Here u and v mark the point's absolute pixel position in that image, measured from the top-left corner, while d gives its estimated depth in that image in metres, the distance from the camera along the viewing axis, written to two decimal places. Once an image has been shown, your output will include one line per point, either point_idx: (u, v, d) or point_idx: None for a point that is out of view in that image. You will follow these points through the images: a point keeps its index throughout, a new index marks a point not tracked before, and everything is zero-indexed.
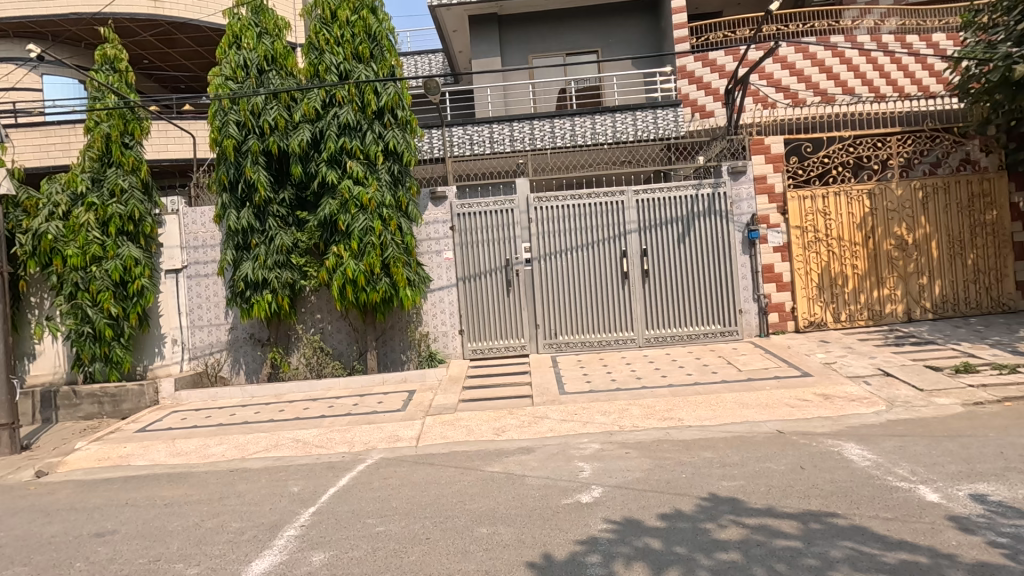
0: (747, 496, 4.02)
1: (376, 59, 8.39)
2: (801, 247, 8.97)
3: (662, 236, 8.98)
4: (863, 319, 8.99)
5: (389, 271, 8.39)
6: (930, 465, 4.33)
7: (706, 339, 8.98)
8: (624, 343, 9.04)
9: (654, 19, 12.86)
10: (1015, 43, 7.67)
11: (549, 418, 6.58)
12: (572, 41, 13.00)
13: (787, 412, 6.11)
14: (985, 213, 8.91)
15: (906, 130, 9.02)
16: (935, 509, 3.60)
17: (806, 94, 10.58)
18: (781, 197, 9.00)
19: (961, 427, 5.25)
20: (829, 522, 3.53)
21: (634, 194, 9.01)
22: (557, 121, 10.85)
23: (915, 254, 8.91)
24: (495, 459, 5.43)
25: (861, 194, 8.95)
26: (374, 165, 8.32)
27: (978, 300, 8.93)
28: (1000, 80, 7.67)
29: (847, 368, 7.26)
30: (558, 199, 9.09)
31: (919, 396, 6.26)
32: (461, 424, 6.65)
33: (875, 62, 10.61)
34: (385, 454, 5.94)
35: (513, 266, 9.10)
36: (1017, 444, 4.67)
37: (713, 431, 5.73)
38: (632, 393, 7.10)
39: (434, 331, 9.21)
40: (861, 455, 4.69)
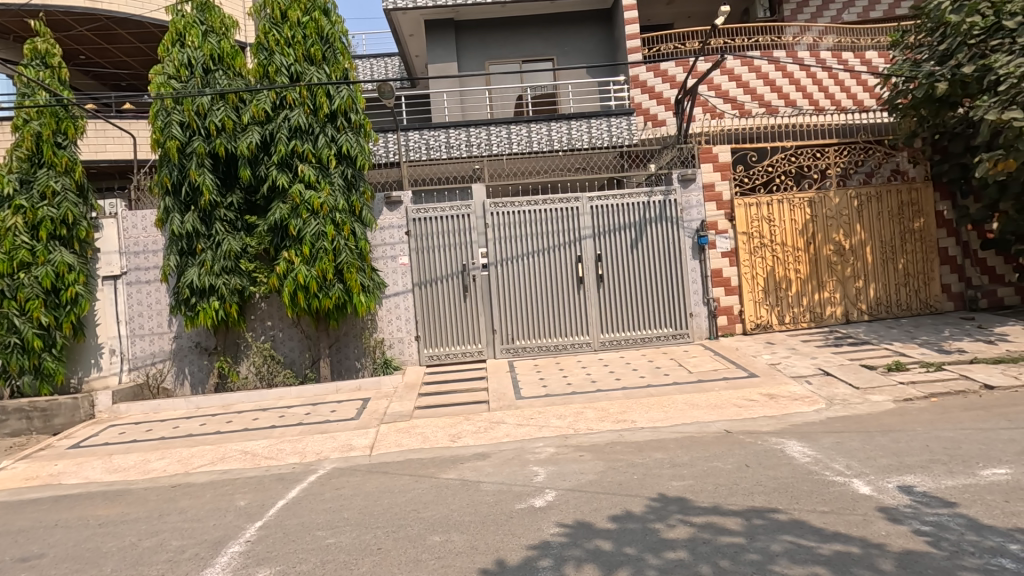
0: (695, 495, 4.14)
1: (329, 61, 8.24)
2: (748, 253, 9.32)
3: (615, 242, 9.17)
4: (805, 320, 9.41)
5: (343, 276, 8.23)
6: (864, 460, 4.57)
7: (658, 342, 9.20)
8: (580, 347, 9.16)
9: (608, 30, 13.14)
10: (937, 62, 8.22)
11: (506, 423, 6.59)
12: (528, 48, 13.14)
13: (734, 412, 6.33)
14: (913, 220, 9.49)
15: (843, 142, 9.51)
16: (867, 501, 3.80)
17: (752, 106, 11.03)
18: (729, 204, 9.33)
19: (893, 423, 5.57)
20: (770, 518, 3.67)
21: (589, 201, 9.16)
22: (514, 127, 10.94)
23: (852, 259, 9.40)
24: (450, 466, 5.39)
25: (802, 202, 9.38)
26: (327, 169, 8.16)
27: (909, 302, 9.49)
28: (925, 96, 8.20)
29: (790, 368, 7.59)
30: (514, 205, 9.15)
31: (856, 394, 6.60)
32: (416, 431, 6.59)
33: (814, 77, 11.17)
34: (338, 463, 5.82)
35: (469, 271, 9.09)
36: (942, 437, 4.97)
37: (665, 433, 5.87)
38: (587, 396, 7.20)
39: (389, 337, 9.09)
40: (802, 451, 4.90)
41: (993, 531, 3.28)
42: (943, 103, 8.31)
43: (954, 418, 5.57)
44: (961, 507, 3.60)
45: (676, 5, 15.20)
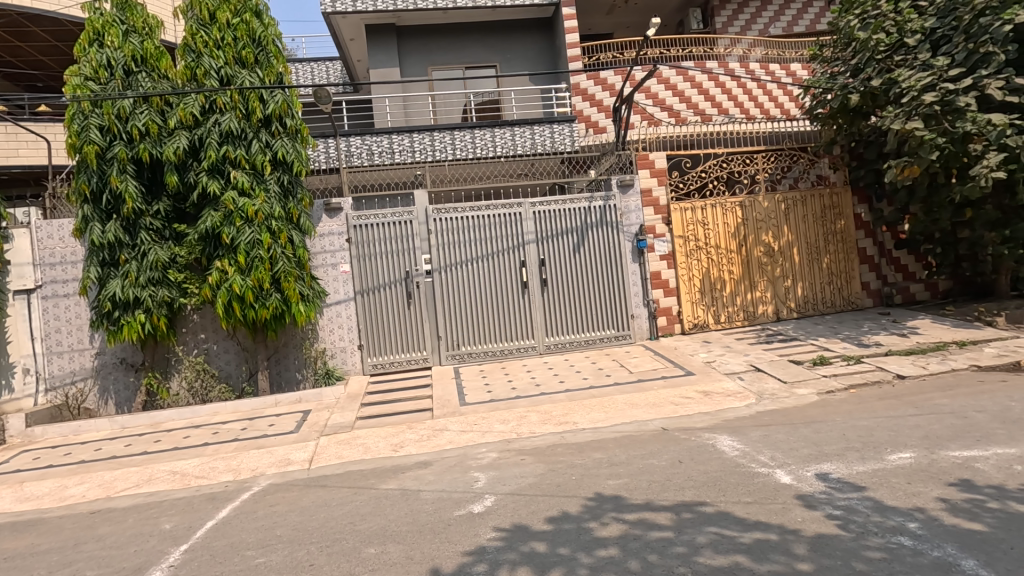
0: (629, 493, 4.25)
1: (262, 64, 7.99)
2: (684, 255, 9.66)
3: (558, 247, 9.31)
4: (739, 319, 9.83)
5: (280, 286, 7.99)
6: (787, 450, 4.82)
7: (602, 344, 9.39)
8: (526, 351, 9.23)
9: (549, 38, 13.34)
10: (851, 75, 8.80)
11: (449, 430, 6.57)
12: (470, 55, 13.20)
13: (671, 409, 6.54)
14: (835, 222, 10.10)
15: (770, 149, 10.03)
16: (787, 489, 4.01)
17: (687, 113, 11.47)
18: (666, 209, 9.66)
19: (815, 414, 5.90)
20: (698, 511, 3.81)
21: (531, 206, 9.28)
22: (457, 133, 10.91)
23: (781, 259, 9.91)
24: (391, 476, 5.32)
25: (734, 206, 9.82)
26: (261, 175, 7.91)
27: (833, 300, 10.08)
28: (840, 106, 8.77)
29: (725, 366, 7.91)
30: (458, 210, 9.15)
31: (784, 388, 6.96)
32: (358, 442, 6.46)
33: (745, 86, 11.72)
34: (274, 479, 5.63)
35: (413, 278, 9.01)
36: (857, 426, 5.30)
37: (605, 433, 5.99)
38: (531, 399, 7.27)
39: (331, 347, 8.90)
40: (731, 446, 5.11)
41: (895, 512, 3.52)
42: (857, 113, 8.87)
43: (869, 407, 5.96)
44: (869, 491, 3.85)
45: (616, 15, 15.65)
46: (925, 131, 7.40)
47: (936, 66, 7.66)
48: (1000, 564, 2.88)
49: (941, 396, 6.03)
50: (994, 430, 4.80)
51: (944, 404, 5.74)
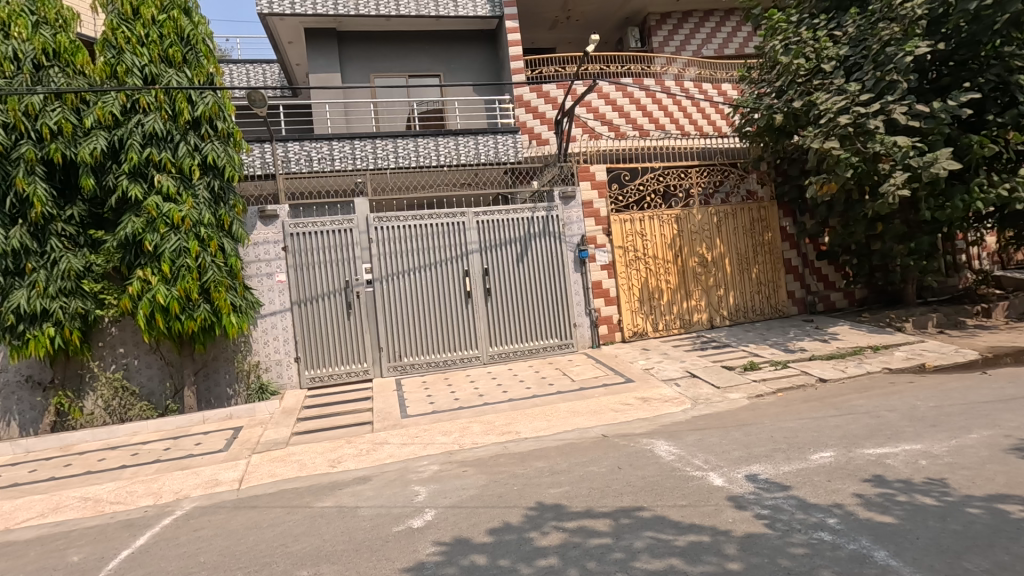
0: (570, 501, 4.28)
1: (191, 64, 7.62)
2: (624, 265, 9.92)
3: (501, 257, 9.35)
4: (676, 327, 10.17)
5: (210, 296, 7.58)
6: (719, 453, 5.00)
7: (545, 353, 9.47)
8: (469, 361, 9.17)
9: (492, 50, 13.44)
10: (775, 96, 9.36)
11: (390, 443, 6.41)
12: (414, 63, 13.12)
13: (612, 416, 6.66)
14: (763, 234, 10.67)
15: (703, 164, 10.51)
16: (719, 491, 4.16)
17: (627, 128, 11.82)
18: (606, 220, 9.91)
19: (746, 417, 6.17)
20: (636, 516, 3.88)
21: (475, 216, 9.28)
22: (400, 141, 10.77)
23: (714, 269, 10.36)
24: (327, 493, 5.12)
25: (670, 219, 10.20)
26: (189, 180, 7.51)
27: (762, 308, 10.61)
28: (766, 125, 9.32)
29: (662, 372, 8.16)
30: (399, 219, 9.02)
31: (717, 393, 7.24)
32: (293, 459, 6.19)
33: (680, 104, 12.25)
34: (199, 502, 5.29)
35: (353, 288, 8.78)
36: (783, 428, 5.58)
37: (547, 441, 6.02)
38: (474, 410, 7.22)
39: (265, 360, 8.52)
40: (668, 450, 5.25)
41: (816, 509, 3.72)
42: (781, 132, 9.44)
43: (794, 409, 6.29)
44: (794, 490, 4.05)
45: (558, 31, 16.01)
46: (840, 151, 7.97)
47: (850, 91, 8.26)
48: (907, 553, 3.09)
49: (857, 397, 6.44)
50: (903, 427, 5.18)
51: (860, 405, 6.15)
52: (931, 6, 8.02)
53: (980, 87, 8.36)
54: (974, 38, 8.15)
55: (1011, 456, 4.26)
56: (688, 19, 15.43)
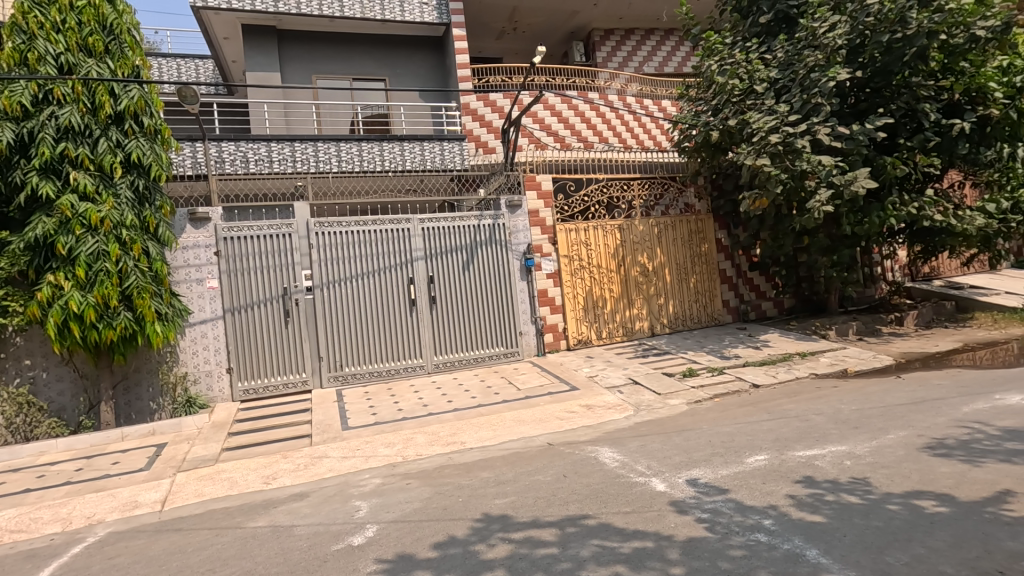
0: (516, 511, 4.23)
1: (114, 55, 7.14)
2: (569, 274, 10.06)
3: (446, 264, 9.25)
4: (619, 335, 10.38)
5: (131, 303, 7.06)
6: (661, 459, 5.12)
7: (490, 361, 9.41)
8: (413, 371, 8.98)
9: (439, 56, 13.37)
10: (711, 114, 9.79)
11: (329, 457, 6.16)
12: (358, 66, 12.85)
13: (557, 424, 6.69)
14: (700, 245, 11.09)
15: (645, 177, 10.85)
16: (661, 497, 4.24)
17: (572, 139, 12.01)
18: (552, 229, 10.01)
19: (686, 423, 6.36)
20: (581, 524, 3.89)
21: (420, 222, 9.15)
22: (343, 144, 10.49)
23: (654, 279, 10.67)
24: (261, 512, 4.83)
25: (614, 229, 10.44)
26: (110, 178, 7.00)
27: (700, 316, 11.02)
28: (704, 141, 9.74)
29: (606, 380, 8.29)
30: (341, 224, 8.75)
31: (658, 399, 7.44)
32: (223, 477, 5.82)
33: (623, 118, 12.61)
34: (116, 526, 4.87)
35: (291, 295, 8.44)
36: (720, 432, 5.78)
37: (493, 451, 5.96)
38: (418, 421, 7.06)
39: (194, 371, 8.03)
40: (612, 457, 5.32)
41: (753, 511, 3.85)
42: (717, 149, 9.88)
43: (730, 414, 6.54)
44: (731, 493, 4.18)
45: (505, 42, 16.17)
46: (771, 168, 8.44)
47: (779, 112, 8.76)
48: (836, 550, 3.24)
49: (788, 402, 6.77)
50: (829, 430, 5.48)
51: (790, 409, 6.46)
52: (850, 36, 8.66)
53: (892, 113, 9.07)
54: (887, 68, 8.82)
55: (924, 454, 4.58)
56: (630, 36, 15.94)
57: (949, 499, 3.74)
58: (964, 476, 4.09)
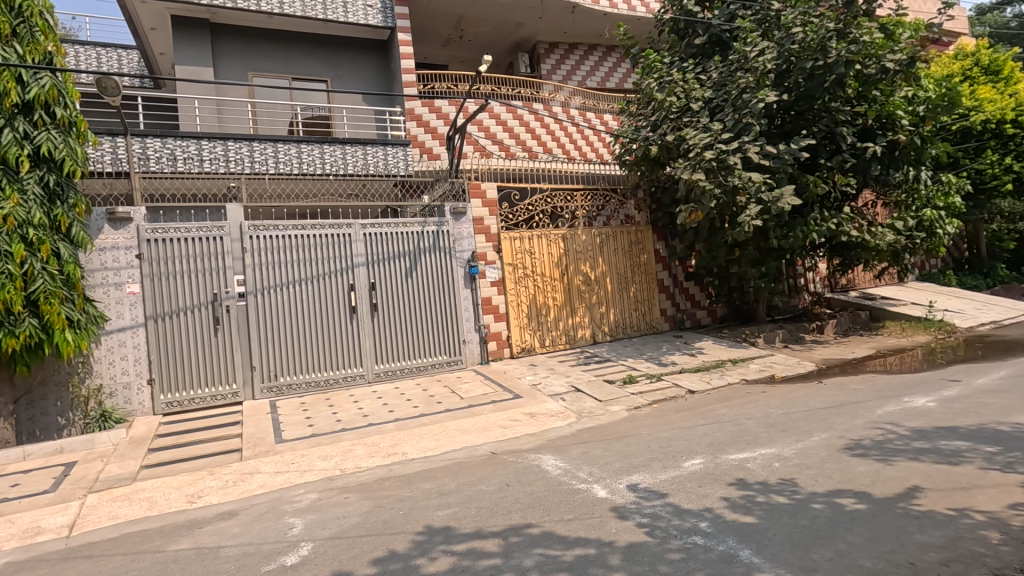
0: (458, 522, 4.16)
1: (22, 39, 6.55)
2: (513, 282, 10.10)
3: (388, 271, 9.06)
4: (562, 342, 10.50)
5: (38, 309, 6.45)
6: (602, 465, 5.19)
7: (433, 370, 9.27)
8: (352, 381, 8.70)
9: (383, 60, 13.17)
10: (651, 129, 10.14)
11: (261, 472, 5.85)
12: (298, 66, 12.45)
13: (500, 433, 6.66)
14: (640, 255, 11.44)
15: (587, 188, 11.09)
16: (603, 503, 4.30)
17: (516, 149, 12.12)
18: (496, 238, 10.04)
19: (626, 429, 6.50)
20: (525, 533, 3.87)
21: (362, 227, 8.93)
22: (281, 145, 10.04)
23: (596, 288, 10.90)
24: (184, 534, 4.51)
25: (557, 238, 10.59)
26: (14, 172, 6.39)
27: (639, 324, 11.33)
28: (643, 155, 10.08)
29: (549, 388, 8.34)
30: (278, 228, 8.41)
31: (599, 406, 7.57)
32: (141, 497, 5.40)
33: (567, 129, 12.86)
34: (13, 556, 4.39)
35: (221, 301, 8.00)
36: (659, 438, 5.95)
37: (435, 461, 5.86)
38: (357, 432, 6.84)
39: (109, 384, 7.43)
40: (554, 465, 5.35)
41: (689, 514, 3.97)
42: (656, 163, 10.25)
43: (668, 420, 6.74)
44: (670, 497, 4.29)
45: (450, 50, 16.17)
46: (706, 183, 8.83)
47: (713, 130, 9.19)
48: (766, 550, 3.38)
49: (721, 407, 7.06)
50: (759, 433, 5.75)
51: (723, 414, 6.73)
52: (777, 62, 9.25)
53: (814, 135, 9.73)
54: (810, 93, 9.45)
55: (844, 455, 4.88)
56: (573, 50, 16.32)
57: (866, 496, 4.01)
58: (879, 474, 4.39)
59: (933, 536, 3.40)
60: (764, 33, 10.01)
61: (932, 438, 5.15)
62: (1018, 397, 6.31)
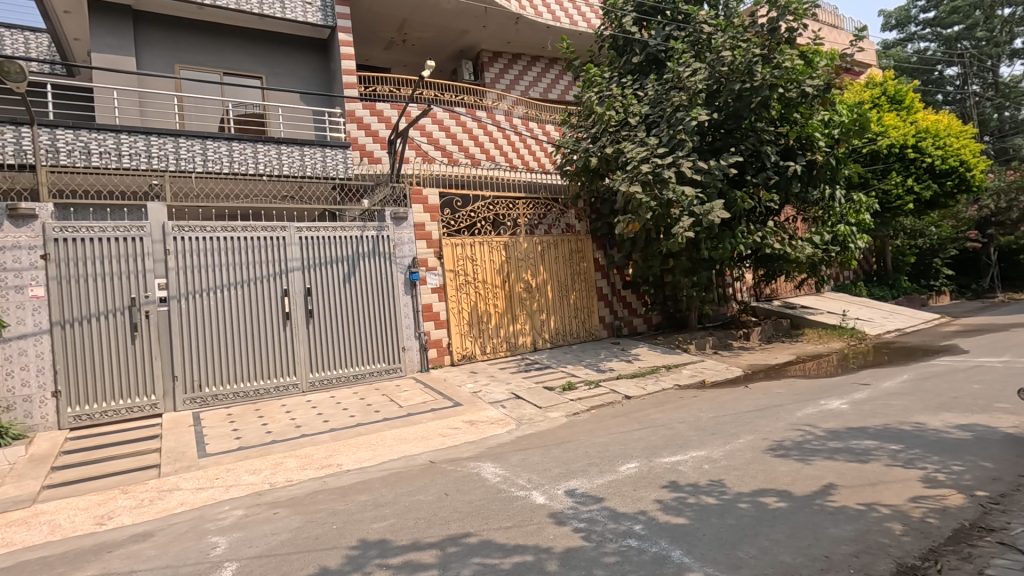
0: (394, 534, 4.06)
1: None
2: (455, 289, 10.04)
3: (325, 276, 8.78)
4: (503, 349, 10.52)
5: None
6: (541, 471, 5.23)
7: (371, 378, 9.04)
8: (284, 390, 8.33)
9: (322, 59, 12.80)
10: (591, 141, 10.40)
11: (181, 489, 5.48)
12: (230, 60, 11.89)
13: (439, 441, 6.57)
14: (580, 264, 11.66)
15: (529, 197, 11.22)
16: (541, 509, 4.32)
17: (459, 155, 12.09)
18: (437, 244, 9.96)
19: (565, 435, 6.58)
20: (462, 542, 3.83)
21: (297, 230, 8.62)
22: (210, 142, 9.56)
23: (537, 295, 11.01)
24: (90, 559, 4.15)
25: (498, 245, 10.63)
26: None
27: (579, 332, 11.52)
28: (583, 166, 10.32)
29: (489, 395, 8.32)
30: (205, 230, 7.98)
31: (539, 413, 7.63)
32: (41, 521, 4.92)
33: (510, 138, 12.97)
34: None
35: (140, 306, 7.47)
36: (596, 443, 6.06)
37: (371, 472, 5.70)
38: (289, 444, 6.56)
39: (6, 397, 6.75)
40: (494, 472, 5.33)
41: (625, 517, 4.06)
42: (595, 174, 10.52)
43: (605, 425, 6.88)
44: (606, 501, 4.38)
45: (393, 53, 15.98)
46: (642, 195, 9.15)
47: (649, 144, 9.55)
48: (697, 549, 3.51)
49: (655, 412, 7.29)
50: (690, 436, 5.98)
51: (657, 418, 6.95)
52: (708, 82, 9.74)
53: (741, 152, 10.30)
54: (738, 113, 9.99)
55: (767, 455, 5.16)
56: (517, 61, 16.51)
57: (787, 495, 4.24)
58: (799, 473, 4.66)
59: (845, 530, 3.64)
60: (696, 55, 10.53)
61: (845, 437, 5.54)
62: (918, 399, 6.89)
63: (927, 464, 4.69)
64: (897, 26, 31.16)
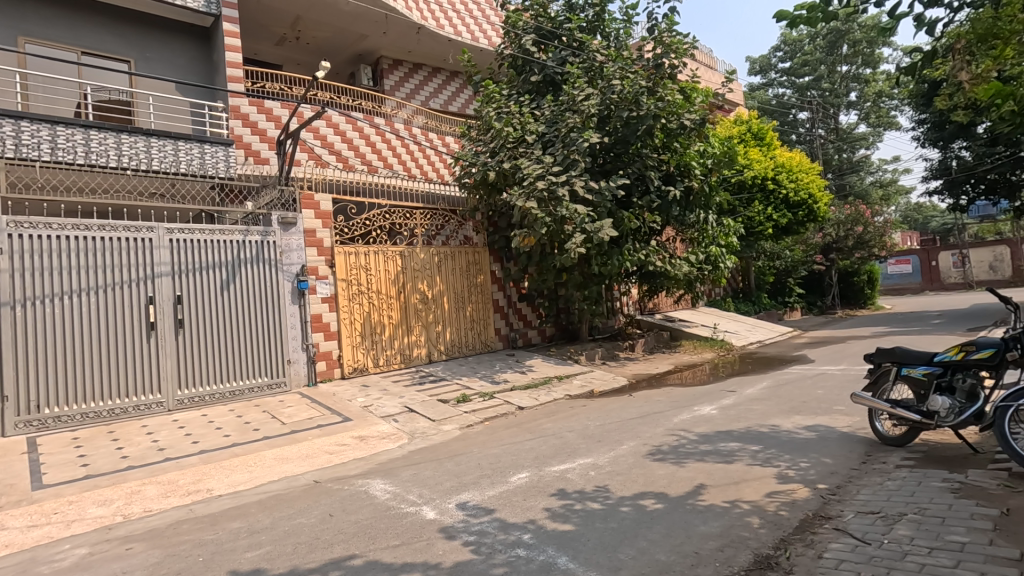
0: (270, 563, 3.77)
1: None
2: (346, 299, 9.65)
3: (199, 282, 8.06)
4: (397, 361, 10.25)
5: None
6: (432, 486, 5.14)
7: (251, 395, 8.39)
8: (147, 409, 7.46)
9: (203, 49, 11.84)
10: (489, 155, 10.52)
11: (7, 528, 4.67)
12: (91, 39, 10.62)
13: (325, 460, 6.23)
14: (476, 276, 11.74)
15: (427, 208, 11.14)
16: (431, 525, 4.24)
17: (355, 161, 11.71)
18: (329, 251, 9.54)
19: (458, 448, 6.53)
20: (346, 566, 3.65)
21: (168, 232, 7.87)
22: (61, 128, 8.40)
23: (433, 306, 10.90)
24: None
25: (394, 255, 10.39)
26: None
27: (474, 343, 11.56)
28: (482, 180, 10.45)
29: (380, 409, 8.06)
30: (52, 228, 7.02)
31: (432, 426, 7.52)
32: None
33: (409, 147, 12.79)
34: None
35: None
36: (489, 454, 6.08)
37: (247, 496, 5.27)
38: (149, 469, 5.87)
39: None
40: (383, 489, 5.15)
41: (514, 527, 4.10)
42: (493, 187, 10.69)
43: (498, 437, 6.93)
44: (496, 512, 4.40)
45: (286, 49, 15.19)
46: (537, 210, 9.43)
47: (545, 163, 9.90)
48: (581, 555, 3.62)
49: (546, 422, 7.47)
50: (579, 445, 6.20)
51: (547, 428, 7.13)
52: (600, 108, 10.34)
53: (628, 175, 11.01)
54: (626, 138, 10.62)
55: (648, 460, 5.48)
56: (417, 70, 16.40)
57: (664, 496, 4.54)
58: (674, 476, 5.00)
59: (712, 527, 3.96)
60: (590, 80, 11.13)
61: (714, 441, 6.04)
62: (774, 404, 7.71)
63: (781, 463, 5.24)
64: (760, 71, 35.20)
